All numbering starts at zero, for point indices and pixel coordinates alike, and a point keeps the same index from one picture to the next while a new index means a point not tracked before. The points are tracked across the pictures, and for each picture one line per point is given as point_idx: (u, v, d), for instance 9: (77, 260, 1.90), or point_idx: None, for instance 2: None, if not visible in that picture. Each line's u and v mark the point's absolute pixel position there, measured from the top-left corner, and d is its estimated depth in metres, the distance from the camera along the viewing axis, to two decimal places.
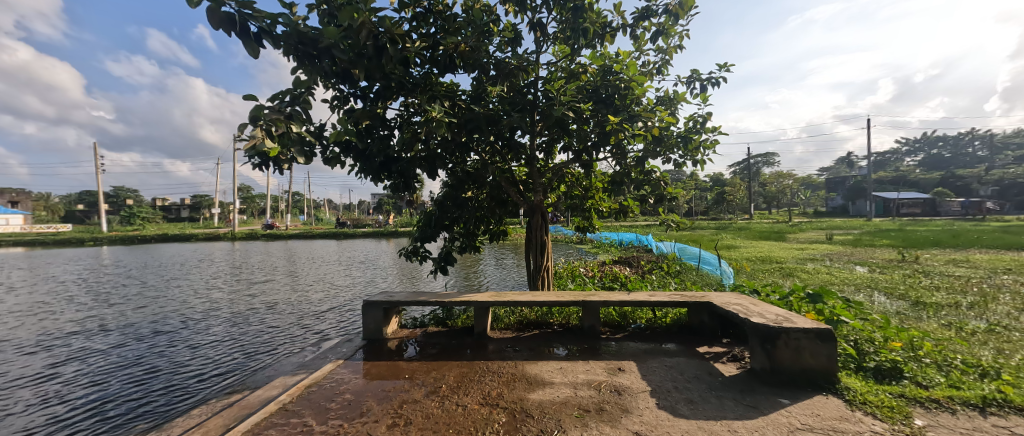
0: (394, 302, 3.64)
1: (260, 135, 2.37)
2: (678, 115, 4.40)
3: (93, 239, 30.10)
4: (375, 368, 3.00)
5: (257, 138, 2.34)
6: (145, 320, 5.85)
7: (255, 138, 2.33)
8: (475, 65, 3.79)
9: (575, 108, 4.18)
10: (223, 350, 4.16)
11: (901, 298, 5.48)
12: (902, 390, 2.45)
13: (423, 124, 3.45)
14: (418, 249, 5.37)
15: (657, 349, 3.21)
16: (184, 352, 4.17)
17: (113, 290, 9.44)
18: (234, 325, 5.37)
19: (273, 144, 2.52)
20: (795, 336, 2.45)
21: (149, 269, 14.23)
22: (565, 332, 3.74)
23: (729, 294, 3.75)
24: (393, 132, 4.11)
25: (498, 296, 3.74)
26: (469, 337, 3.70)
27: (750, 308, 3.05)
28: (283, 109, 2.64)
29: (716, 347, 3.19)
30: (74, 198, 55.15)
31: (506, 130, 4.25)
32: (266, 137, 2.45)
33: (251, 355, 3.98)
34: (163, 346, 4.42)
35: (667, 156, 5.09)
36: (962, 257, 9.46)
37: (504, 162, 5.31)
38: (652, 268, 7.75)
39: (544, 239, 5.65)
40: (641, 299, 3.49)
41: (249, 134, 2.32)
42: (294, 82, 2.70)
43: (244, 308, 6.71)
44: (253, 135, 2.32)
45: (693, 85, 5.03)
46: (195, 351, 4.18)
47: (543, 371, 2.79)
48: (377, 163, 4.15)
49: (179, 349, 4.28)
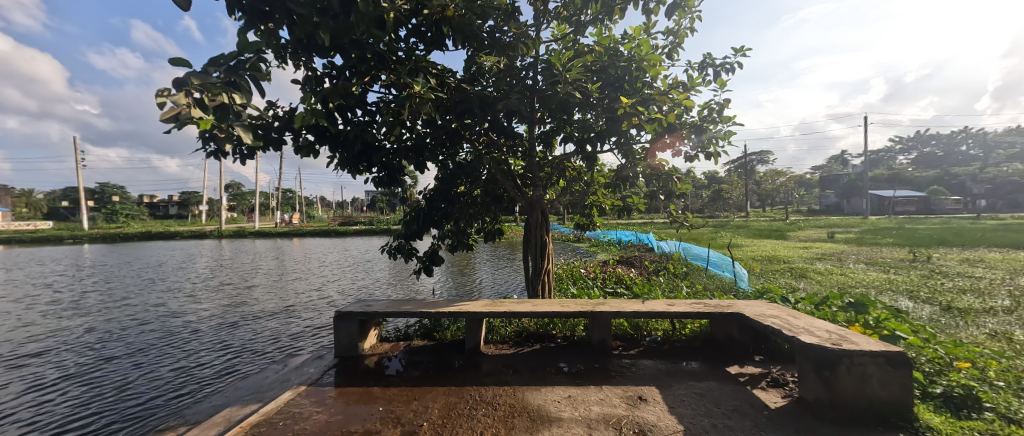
0: (372, 315, 3.12)
1: (186, 102, 1.76)
2: (695, 98, 3.90)
3: (72, 237, 29.16)
4: (345, 398, 2.46)
5: (179, 107, 1.73)
6: (97, 338, 5.22)
7: (177, 107, 1.71)
8: (466, 35, 3.30)
9: (582, 89, 3.68)
10: (174, 376, 3.63)
11: (930, 303, 5.04)
12: (994, 428, 1.96)
13: (404, 103, 2.94)
14: (404, 246, 4.89)
15: (679, 370, 2.73)
16: (129, 380, 3.61)
17: (84, 298, 8.81)
18: (197, 342, 4.81)
19: (206, 117, 1.89)
20: (860, 361, 1.99)
21: (126, 272, 13.51)
22: (571, 348, 3.23)
23: (759, 302, 3.28)
24: (372, 117, 3.58)
25: (494, 306, 3.25)
26: (458, 355, 3.17)
27: (791, 321, 2.57)
28: (225, 76, 2.03)
29: (749, 366, 2.72)
30: (58, 195, 53.67)
31: (503, 115, 3.78)
32: (195, 105, 1.83)
33: (205, 381, 3.44)
34: (109, 373, 3.85)
35: (678, 148, 4.63)
36: (975, 256, 9.07)
37: (500, 153, 4.81)
38: (657, 270, 7.27)
39: (545, 238, 5.02)
40: (660, 310, 3.00)
41: (168, 101, 1.71)
42: (239, 42, 2.06)
43: (214, 320, 6.12)
44: (174, 101, 1.69)
45: (705, 70, 4.61)
46: (144, 378, 3.62)
47: (548, 402, 2.28)
48: (355, 152, 3.62)
49: (125, 376, 3.72)
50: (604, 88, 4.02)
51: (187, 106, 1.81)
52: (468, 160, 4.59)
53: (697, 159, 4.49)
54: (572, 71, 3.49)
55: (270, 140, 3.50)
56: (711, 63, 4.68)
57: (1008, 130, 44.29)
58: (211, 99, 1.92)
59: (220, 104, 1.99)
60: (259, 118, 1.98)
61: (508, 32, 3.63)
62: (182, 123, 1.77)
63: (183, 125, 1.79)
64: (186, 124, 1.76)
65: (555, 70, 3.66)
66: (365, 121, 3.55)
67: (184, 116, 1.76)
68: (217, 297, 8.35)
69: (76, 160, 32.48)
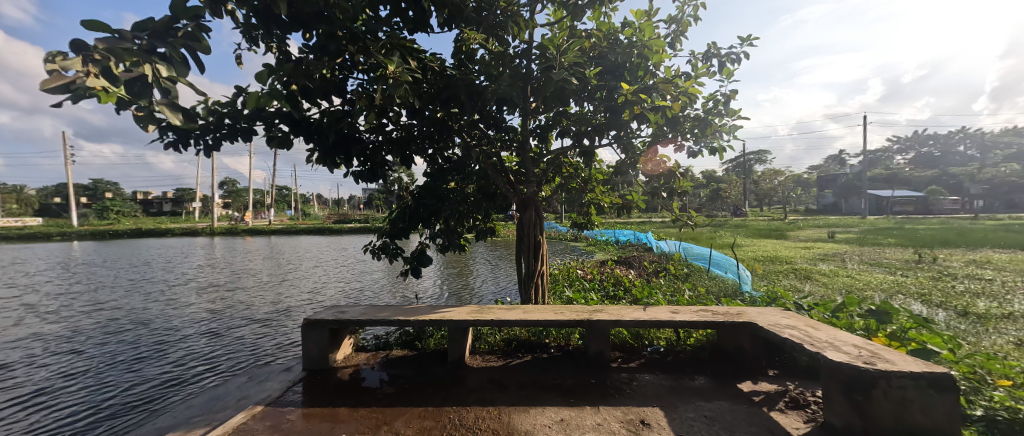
0: (344, 323, 2.81)
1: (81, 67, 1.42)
2: (700, 86, 3.59)
3: (61, 235, 28.77)
4: (306, 420, 2.16)
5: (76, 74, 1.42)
6: (61, 347, 4.88)
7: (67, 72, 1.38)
8: (450, 12, 2.99)
9: (578, 74, 3.37)
10: (132, 392, 3.33)
11: (946, 308, 4.77)
12: None
13: (378, 84, 2.60)
14: (389, 246, 4.52)
15: (684, 387, 2.45)
16: (84, 396, 3.31)
17: (61, 301, 8.46)
18: (165, 350, 4.49)
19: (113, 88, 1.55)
20: (899, 383, 1.72)
21: (110, 272, 13.12)
22: (565, 360, 2.93)
23: (772, 309, 3.00)
24: (349, 105, 3.23)
25: (480, 313, 2.95)
26: (441, 368, 2.87)
27: (812, 333, 2.30)
28: (150, 45, 1.71)
29: (763, 383, 2.45)
30: (50, 192, 53.02)
31: (493, 103, 3.48)
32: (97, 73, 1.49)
33: (163, 399, 3.15)
34: (61, 388, 3.54)
35: (680, 143, 4.36)
36: (982, 257, 8.86)
37: (492, 146, 4.49)
38: (657, 271, 6.99)
39: (539, 238, 4.70)
40: (662, 319, 2.72)
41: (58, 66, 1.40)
42: (172, 7, 1.75)
43: (189, 325, 5.79)
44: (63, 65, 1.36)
45: (710, 59, 4.31)
46: (99, 394, 3.33)
47: (537, 427, 2.00)
48: (331, 143, 3.29)
49: (80, 391, 3.43)
50: (603, 76, 3.71)
51: (86, 73, 1.47)
52: (458, 156, 4.33)
53: (700, 155, 4.20)
54: (570, 53, 3.18)
55: (240, 130, 3.22)
56: (715, 54, 4.39)
57: (1006, 131, 44.33)
58: (126, 69, 1.62)
59: (138, 77, 1.67)
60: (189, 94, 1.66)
61: (498, 10, 3.31)
62: (80, 95, 1.48)
63: (79, 97, 1.46)
64: (83, 96, 1.46)
65: (550, 53, 3.34)
66: (343, 109, 3.24)
67: (79, 86, 1.42)
68: (200, 300, 8.03)
69: (66, 155, 31.87)
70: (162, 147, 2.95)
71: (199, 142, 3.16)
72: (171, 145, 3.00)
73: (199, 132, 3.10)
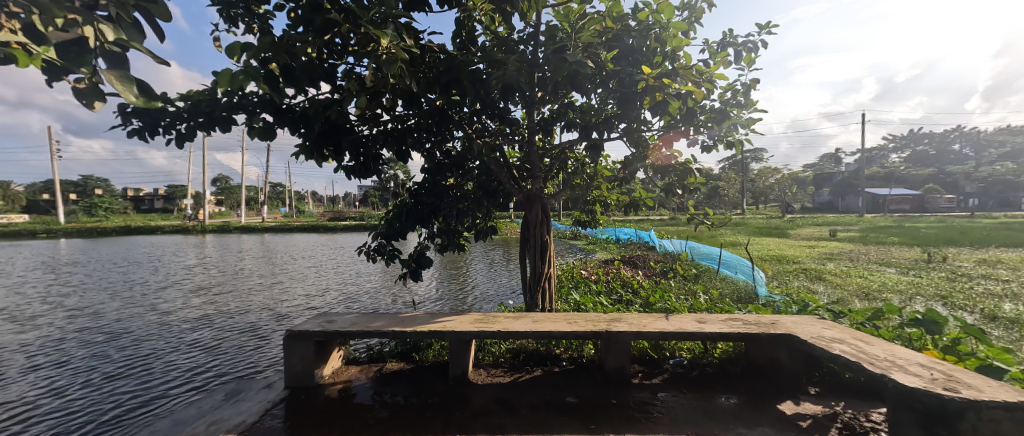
0: (333, 335, 2.49)
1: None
2: (724, 72, 3.27)
3: (47, 232, 28.15)
4: None
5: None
6: (28, 361, 4.52)
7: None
8: None
9: (593, 56, 3.03)
10: (99, 417, 3.03)
11: (971, 311, 4.54)
12: None
13: (371, 61, 2.27)
14: (384, 247, 4.20)
15: (717, 409, 2.17)
16: (47, 422, 3.01)
17: (38, 306, 8.03)
18: (141, 364, 4.15)
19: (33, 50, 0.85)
20: (992, 416, 1.43)
21: (96, 272, 12.71)
22: (579, 375, 2.64)
23: (806, 317, 2.72)
24: (340, 91, 2.91)
25: (485, 323, 2.65)
26: (441, 385, 2.57)
27: (865, 348, 2.03)
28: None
29: (807, 404, 2.17)
30: (38, 188, 51.99)
31: (498, 90, 3.17)
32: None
33: (133, 426, 2.84)
34: (22, 411, 3.22)
35: (692, 136, 4.05)
36: (993, 257, 8.66)
37: (494, 139, 4.18)
38: (665, 272, 6.74)
39: (545, 237, 4.38)
40: (689, 331, 2.43)
41: None
42: None
43: (170, 333, 5.44)
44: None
45: (727, 44, 3.99)
46: (64, 420, 3.03)
47: None
48: (320, 134, 2.96)
49: (43, 416, 3.12)
50: (617, 62, 3.38)
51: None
52: (458, 149, 4.04)
53: (717, 150, 3.90)
54: (585, 33, 2.85)
55: (218, 119, 2.88)
56: (731, 41, 3.97)
57: (999, 130, 44.62)
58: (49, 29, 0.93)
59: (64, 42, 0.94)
60: (162, 63, 0.99)
61: None
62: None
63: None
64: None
65: (561, 34, 3.02)
66: (331, 96, 2.92)
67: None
68: (186, 304, 7.67)
69: (52, 150, 31.15)
70: (126, 135, 2.65)
71: (169, 130, 2.83)
72: (136, 133, 2.70)
73: (170, 120, 2.80)
